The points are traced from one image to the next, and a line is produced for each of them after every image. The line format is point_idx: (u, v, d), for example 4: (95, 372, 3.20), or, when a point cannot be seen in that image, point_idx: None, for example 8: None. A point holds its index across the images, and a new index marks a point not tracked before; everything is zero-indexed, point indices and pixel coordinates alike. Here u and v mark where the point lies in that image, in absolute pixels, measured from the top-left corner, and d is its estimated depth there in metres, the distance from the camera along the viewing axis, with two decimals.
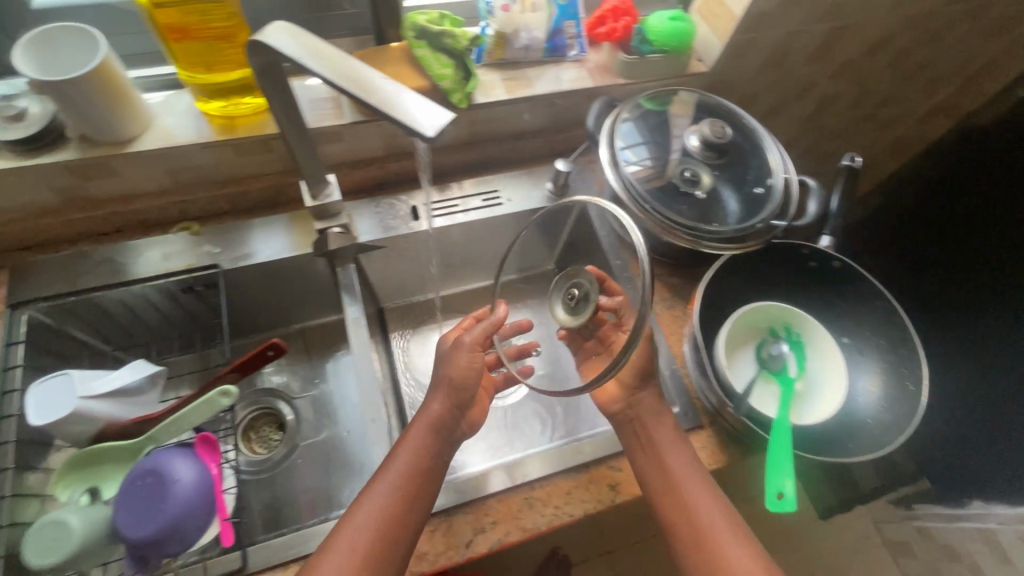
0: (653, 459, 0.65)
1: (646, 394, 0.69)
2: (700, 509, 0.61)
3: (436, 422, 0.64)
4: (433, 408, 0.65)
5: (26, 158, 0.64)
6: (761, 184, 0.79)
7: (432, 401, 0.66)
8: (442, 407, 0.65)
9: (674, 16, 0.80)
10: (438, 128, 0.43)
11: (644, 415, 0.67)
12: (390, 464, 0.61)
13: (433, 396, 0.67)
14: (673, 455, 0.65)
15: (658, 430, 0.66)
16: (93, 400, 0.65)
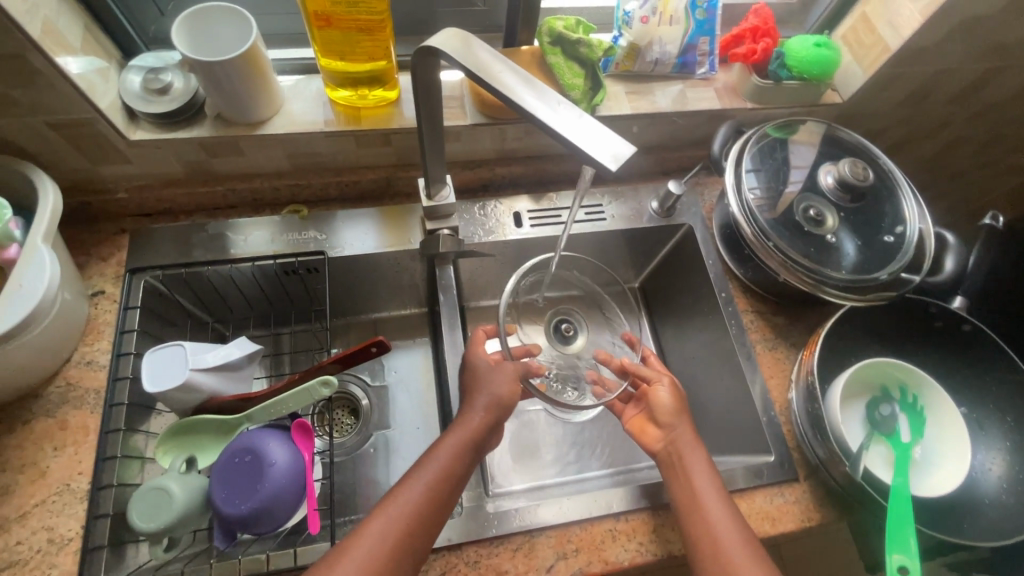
0: (688, 502, 0.62)
1: (682, 435, 0.67)
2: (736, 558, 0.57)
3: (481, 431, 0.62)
4: (473, 420, 0.63)
5: (165, 131, 0.65)
6: (892, 234, 0.74)
7: (472, 415, 0.63)
8: (482, 422, 0.63)
9: (820, 42, 0.75)
10: (619, 161, 0.40)
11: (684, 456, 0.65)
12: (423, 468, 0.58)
13: (474, 404, 0.64)
14: (709, 497, 0.61)
15: (696, 470, 0.64)
16: (201, 373, 0.66)
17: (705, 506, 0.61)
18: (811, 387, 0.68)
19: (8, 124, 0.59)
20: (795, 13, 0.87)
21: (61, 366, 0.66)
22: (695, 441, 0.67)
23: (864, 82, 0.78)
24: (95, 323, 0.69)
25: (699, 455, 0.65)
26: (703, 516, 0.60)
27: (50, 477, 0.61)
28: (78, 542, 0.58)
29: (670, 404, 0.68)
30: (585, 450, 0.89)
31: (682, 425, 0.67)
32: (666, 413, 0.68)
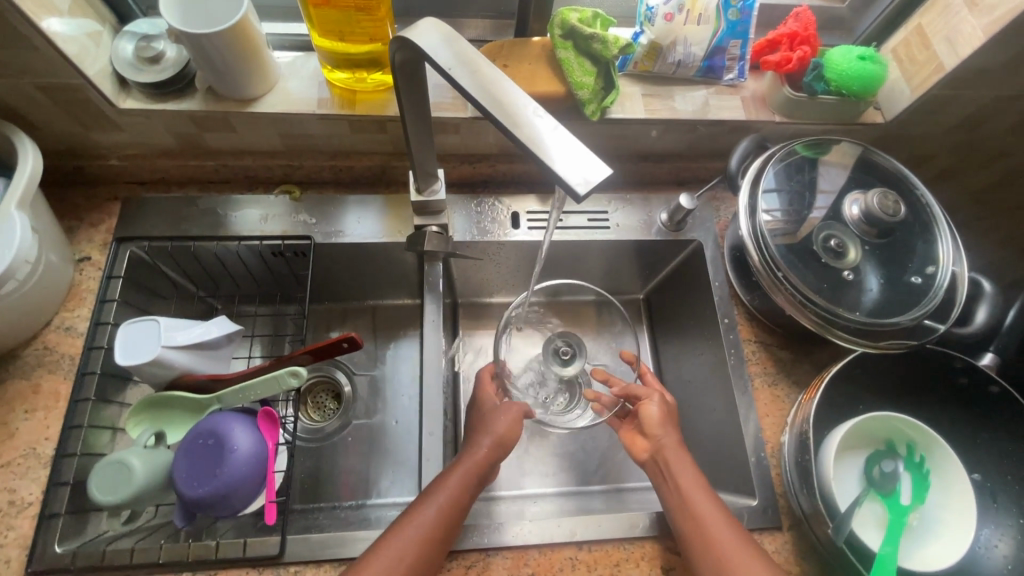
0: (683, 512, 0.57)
1: (669, 440, 0.64)
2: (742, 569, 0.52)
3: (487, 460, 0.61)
4: (480, 451, 0.62)
5: (154, 102, 0.64)
6: (920, 275, 0.67)
7: (478, 446, 0.62)
8: (488, 453, 0.62)
9: (865, 55, 0.68)
10: (590, 185, 0.36)
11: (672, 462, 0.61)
12: (428, 505, 0.55)
13: (479, 440, 0.63)
14: (705, 502, 0.57)
15: (685, 477, 0.59)
16: (173, 351, 0.65)
17: (701, 513, 0.56)
18: (805, 433, 0.63)
19: None
20: (843, 19, 0.79)
21: (41, 329, 0.67)
22: (681, 447, 0.63)
23: (910, 103, 0.71)
24: (78, 289, 0.70)
25: (688, 463, 0.61)
26: (702, 526, 0.55)
27: (19, 439, 0.62)
28: (37, 507, 0.59)
29: (658, 416, 0.66)
30: (577, 463, 0.81)
31: (668, 436, 0.64)
32: (653, 426, 0.65)
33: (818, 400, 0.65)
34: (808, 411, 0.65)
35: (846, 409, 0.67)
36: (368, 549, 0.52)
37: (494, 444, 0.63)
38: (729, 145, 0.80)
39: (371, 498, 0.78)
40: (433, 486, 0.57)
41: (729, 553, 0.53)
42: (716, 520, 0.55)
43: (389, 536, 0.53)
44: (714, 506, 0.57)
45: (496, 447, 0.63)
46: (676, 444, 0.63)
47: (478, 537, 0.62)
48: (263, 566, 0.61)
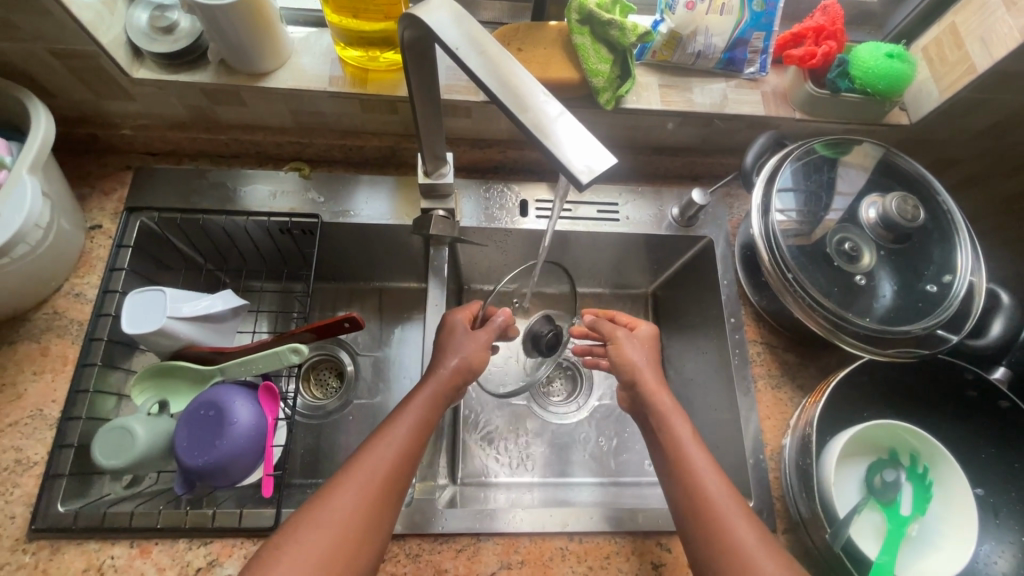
0: (669, 453, 0.56)
1: (651, 382, 0.61)
2: (726, 516, 0.51)
3: (452, 379, 0.61)
4: (446, 369, 0.61)
5: (167, 73, 0.65)
6: (936, 283, 0.65)
7: (445, 360, 0.62)
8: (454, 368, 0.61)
9: (893, 52, 0.65)
10: (593, 175, 0.35)
11: (657, 409, 0.59)
12: (398, 417, 0.57)
13: (444, 359, 0.62)
14: (691, 448, 0.56)
15: (674, 423, 0.58)
16: (178, 321, 0.66)
17: (687, 458, 0.55)
18: (805, 438, 0.62)
19: (12, 49, 0.59)
20: (873, 14, 0.76)
21: (52, 294, 0.68)
22: (662, 388, 0.61)
23: (938, 105, 0.68)
24: (88, 255, 0.71)
25: (677, 410, 0.59)
26: (686, 475, 0.54)
27: (27, 400, 0.63)
28: (42, 466, 0.61)
29: (638, 358, 0.64)
30: (574, 454, 0.81)
31: (650, 378, 0.62)
32: (624, 362, 0.63)
33: (822, 405, 0.64)
34: (811, 415, 0.64)
35: (851, 416, 0.66)
36: (345, 464, 0.53)
37: (459, 365, 0.61)
38: (746, 141, 0.79)
39: None
40: (402, 407, 0.58)
41: (715, 498, 0.52)
42: (702, 466, 0.54)
43: (363, 449, 0.54)
44: (700, 450, 0.56)
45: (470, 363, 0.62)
46: (657, 383, 0.61)
47: (470, 524, 0.62)
48: (258, 538, 0.61)
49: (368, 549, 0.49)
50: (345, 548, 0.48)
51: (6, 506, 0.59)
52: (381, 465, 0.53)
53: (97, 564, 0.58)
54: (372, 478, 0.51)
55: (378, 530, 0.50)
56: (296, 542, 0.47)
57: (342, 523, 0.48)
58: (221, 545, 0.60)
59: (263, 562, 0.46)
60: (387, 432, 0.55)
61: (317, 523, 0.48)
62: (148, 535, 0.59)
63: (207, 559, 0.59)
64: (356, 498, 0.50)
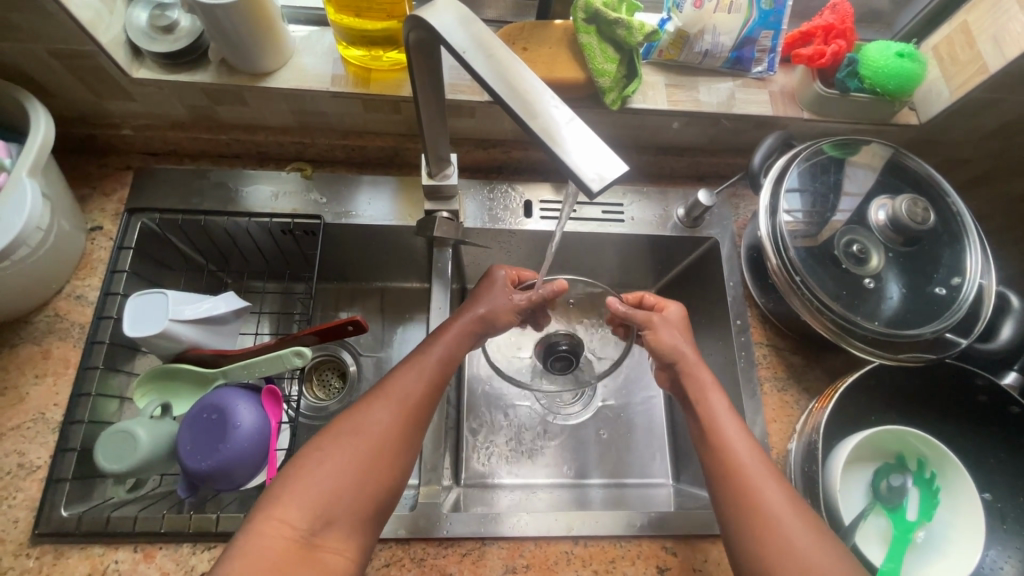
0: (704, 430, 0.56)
1: (687, 360, 0.60)
2: (762, 491, 0.50)
3: (477, 326, 0.61)
4: (477, 311, 0.62)
5: (167, 72, 0.64)
6: (945, 285, 0.64)
7: (475, 304, 0.63)
8: (485, 313, 0.62)
9: (903, 52, 0.64)
10: (604, 182, 0.35)
11: (692, 389, 0.58)
12: (429, 347, 0.58)
13: (475, 304, 0.63)
14: (723, 428, 0.55)
15: (710, 401, 0.57)
16: (180, 324, 0.65)
17: (722, 435, 0.55)
18: (812, 442, 0.62)
19: (11, 49, 0.58)
20: (882, 13, 0.76)
21: (53, 296, 0.68)
22: (701, 366, 0.60)
23: (948, 105, 0.67)
24: (89, 257, 0.70)
25: (714, 389, 0.58)
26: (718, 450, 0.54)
27: (28, 404, 0.63)
28: (44, 471, 0.61)
29: (673, 336, 0.62)
30: (577, 455, 0.81)
31: (688, 351, 0.61)
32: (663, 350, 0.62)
33: (829, 408, 0.63)
34: (818, 419, 0.63)
35: (858, 420, 0.66)
36: (378, 386, 0.55)
37: (488, 313, 0.62)
38: (752, 141, 0.78)
39: None
40: (433, 338, 0.60)
41: (750, 475, 0.51)
42: (738, 443, 0.54)
43: (396, 374, 0.56)
44: (736, 427, 0.55)
45: (492, 317, 0.63)
46: (695, 362, 0.60)
47: (474, 529, 0.62)
48: None
49: (399, 464, 0.51)
50: (377, 459, 0.50)
51: (9, 510, 0.59)
52: (412, 389, 0.54)
53: (100, 569, 0.58)
54: (404, 400, 0.53)
55: (409, 447, 0.52)
56: (332, 450, 0.49)
57: (374, 436, 0.50)
58: (225, 550, 0.60)
59: (300, 465, 0.49)
60: (418, 359, 0.57)
61: (351, 434, 0.50)
62: (152, 540, 0.59)
63: (211, 563, 0.59)
64: (388, 416, 0.52)
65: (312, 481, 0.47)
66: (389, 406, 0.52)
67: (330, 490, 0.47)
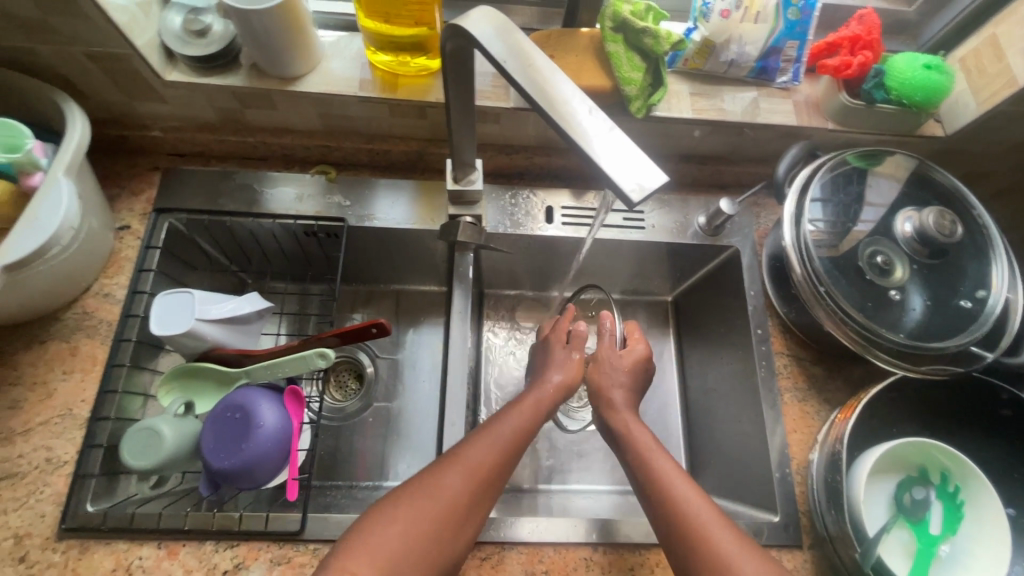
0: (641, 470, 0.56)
1: (615, 408, 0.63)
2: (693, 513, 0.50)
3: (554, 393, 0.63)
4: (549, 382, 0.64)
5: (199, 75, 0.65)
6: (970, 298, 0.64)
7: (544, 381, 0.63)
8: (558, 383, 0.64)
9: (931, 64, 0.64)
10: (644, 193, 0.35)
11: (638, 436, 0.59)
12: (502, 417, 0.58)
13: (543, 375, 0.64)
14: (670, 471, 0.54)
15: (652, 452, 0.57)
16: (206, 324, 0.66)
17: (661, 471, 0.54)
18: (835, 453, 0.62)
19: (49, 51, 0.59)
20: (909, 24, 0.76)
21: (81, 294, 0.69)
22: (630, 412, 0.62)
23: (975, 117, 0.67)
24: (117, 256, 0.71)
25: (654, 441, 0.59)
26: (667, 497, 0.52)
27: (56, 399, 0.64)
28: (71, 466, 0.61)
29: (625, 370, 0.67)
30: (593, 461, 0.81)
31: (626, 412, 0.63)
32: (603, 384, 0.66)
33: (853, 420, 0.63)
34: (839, 431, 0.63)
35: (881, 432, 0.65)
36: (449, 453, 0.54)
37: (560, 381, 0.64)
38: (775, 151, 0.78)
39: (386, 480, 0.78)
40: (505, 410, 0.59)
41: (685, 500, 0.51)
42: (674, 475, 0.53)
43: (468, 441, 0.55)
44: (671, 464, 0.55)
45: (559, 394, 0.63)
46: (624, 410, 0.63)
47: (493, 534, 0.62)
48: (283, 541, 0.61)
49: (464, 532, 0.50)
50: (447, 527, 0.49)
51: (36, 504, 0.60)
52: (488, 455, 0.54)
53: (124, 564, 0.58)
54: (479, 465, 0.53)
55: (475, 517, 0.52)
56: (404, 512, 0.49)
57: (445, 505, 0.50)
58: (247, 548, 0.60)
59: (368, 525, 0.48)
60: (491, 429, 0.56)
61: (423, 500, 0.50)
62: (175, 536, 0.60)
63: (233, 561, 0.60)
64: (461, 485, 0.51)
65: (382, 541, 0.47)
66: (463, 472, 0.52)
67: (399, 554, 0.46)
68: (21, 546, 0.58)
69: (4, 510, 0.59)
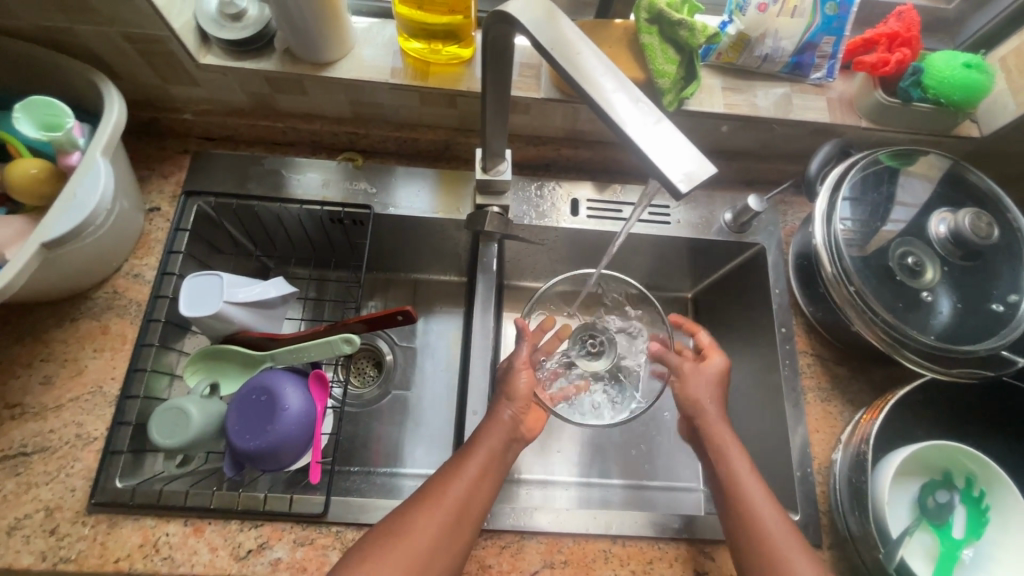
0: (737, 511, 0.53)
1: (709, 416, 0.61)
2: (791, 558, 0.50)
3: (510, 430, 0.60)
4: (502, 416, 0.61)
5: (233, 59, 0.65)
6: (1002, 302, 0.63)
7: (501, 409, 0.61)
8: (511, 418, 0.60)
9: (971, 62, 0.63)
10: (693, 183, 0.35)
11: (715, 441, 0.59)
12: (472, 450, 0.57)
13: (499, 406, 0.62)
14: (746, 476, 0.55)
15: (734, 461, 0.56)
16: (234, 307, 0.66)
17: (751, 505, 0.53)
18: (860, 454, 0.61)
19: (89, 31, 0.60)
20: (948, 21, 0.76)
21: (112, 273, 0.70)
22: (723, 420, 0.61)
23: (1012, 119, 0.66)
24: (147, 237, 0.72)
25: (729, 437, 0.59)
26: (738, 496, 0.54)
27: (87, 376, 0.65)
28: (101, 442, 0.62)
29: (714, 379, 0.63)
30: (608, 455, 0.80)
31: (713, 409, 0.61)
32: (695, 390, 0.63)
33: (879, 421, 0.62)
34: (864, 431, 0.63)
35: (905, 435, 0.65)
36: (419, 490, 0.54)
37: (514, 414, 0.61)
38: (804, 148, 0.77)
39: (403, 466, 0.79)
40: (472, 440, 0.59)
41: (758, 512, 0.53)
42: (763, 505, 0.53)
43: (438, 477, 0.55)
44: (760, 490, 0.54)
45: (520, 418, 0.61)
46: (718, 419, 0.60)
47: (510, 524, 0.62)
48: (307, 523, 0.62)
49: (440, 569, 0.50)
50: (423, 570, 0.49)
51: (66, 479, 0.61)
52: (458, 493, 0.53)
53: (152, 540, 0.59)
54: (448, 505, 0.52)
55: (451, 556, 0.51)
56: (382, 556, 0.48)
57: (419, 540, 0.50)
58: (271, 528, 0.61)
59: (344, 571, 0.48)
60: (459, 464, 0.56)
61: (394, 540, 0.49)
62: (202, 514, 0.61)
63: (258, 541, 0.60)
64: (429, 521, 0.51)
65: None
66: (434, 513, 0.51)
67: None
68: (52, 519, 0.59)
69: (36, 483, 0.60)
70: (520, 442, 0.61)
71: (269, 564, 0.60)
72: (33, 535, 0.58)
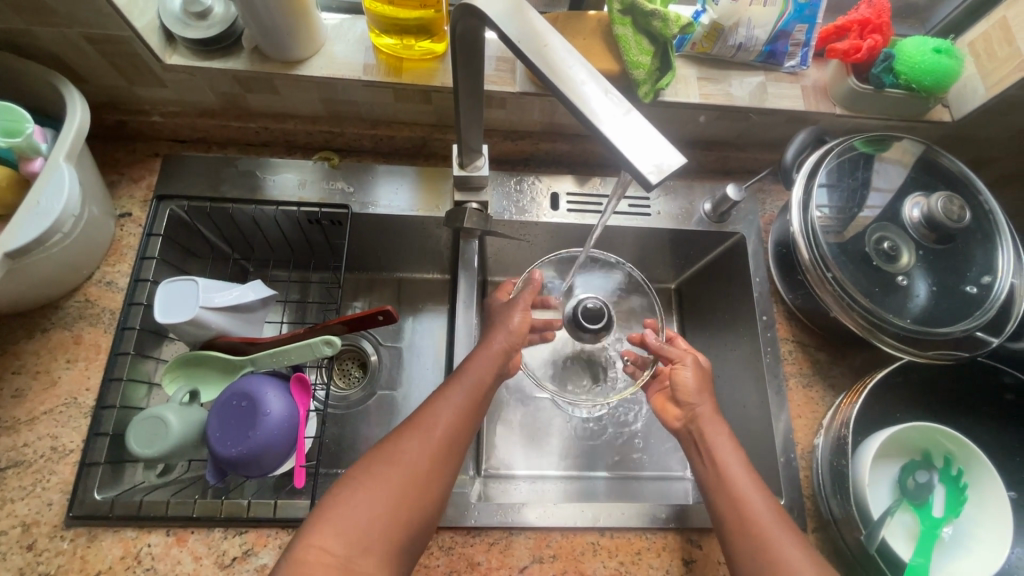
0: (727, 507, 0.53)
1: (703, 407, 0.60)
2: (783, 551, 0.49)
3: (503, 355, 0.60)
4: (495, 345, 0.60)
5: (200, 59, 0.64)
6: (976, 284, 0.64)
7: (493, 340, 0.60)
8: (503, 344, 0.60)
9: (941, 48, 0.64)
10: (663, 174, 0.35)
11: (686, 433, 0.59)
12: (462, 376, 0.56)
13: (492, 334, 0.62)
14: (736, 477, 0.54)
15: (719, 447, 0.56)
16: (210, 312, 0.64)
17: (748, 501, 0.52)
18: (841, 438, 0.62)
19: (47, 34, 0.58)
20: (917, 8, 0.77)
21: (83, 282, 0.68)
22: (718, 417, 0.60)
23: (982, 103, 0.67)
24: (119, 244, 0.71)
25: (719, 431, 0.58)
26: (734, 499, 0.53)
27: (60, 388, 0.64)
28: (77, 455, 0.61)
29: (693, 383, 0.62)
30: (595, 447, 0.80)
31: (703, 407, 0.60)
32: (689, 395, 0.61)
33: (859, 405, 0.63)
34: (845, 416, 0.63)
35: (885, 419, 0.66)
36: (409, 417, 0.54)
37: (506, 344, 0.60)
38: (782, 137, 0.78)
39: None
40: (462, 368, 0.58)
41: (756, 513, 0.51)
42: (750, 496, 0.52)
43: (430, 403, 0.54)
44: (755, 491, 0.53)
45: (511, 352, 0.61)
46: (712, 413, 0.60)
47: (497, 523, 0.62)
48: (292, 528, 0.61)
49: (432, 491, 0.50)
50: (415, 493, 0.49)
51: (42, 493, 0.59)
52: (447, 420, 0.53)
53: (133, 552, 0.58)
54: (435, 431, 0.52)
55: (442, 480, 0.51)
56: (372, 480, 0.48)
57: (409, 464, 0.49)
58: (256, 535, 0.60)
59: (338, 498, 0.47)
60: (450, 390, 0.55)
61: (386, 465, 0.49)
62: (184, 524, 0.60)
63: (242, 548, 0.60)
64: (422, 447, 0.50)
65: (349, 509, 0.46)
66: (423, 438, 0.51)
67: (369, 518, 0.46)
68: (28, 534, 0.58)
69: (11, 498, 0.59)
70: (505, 375, 0.61)
71: (254, 572, 0.59)
72: (9, 552, 0.57)
